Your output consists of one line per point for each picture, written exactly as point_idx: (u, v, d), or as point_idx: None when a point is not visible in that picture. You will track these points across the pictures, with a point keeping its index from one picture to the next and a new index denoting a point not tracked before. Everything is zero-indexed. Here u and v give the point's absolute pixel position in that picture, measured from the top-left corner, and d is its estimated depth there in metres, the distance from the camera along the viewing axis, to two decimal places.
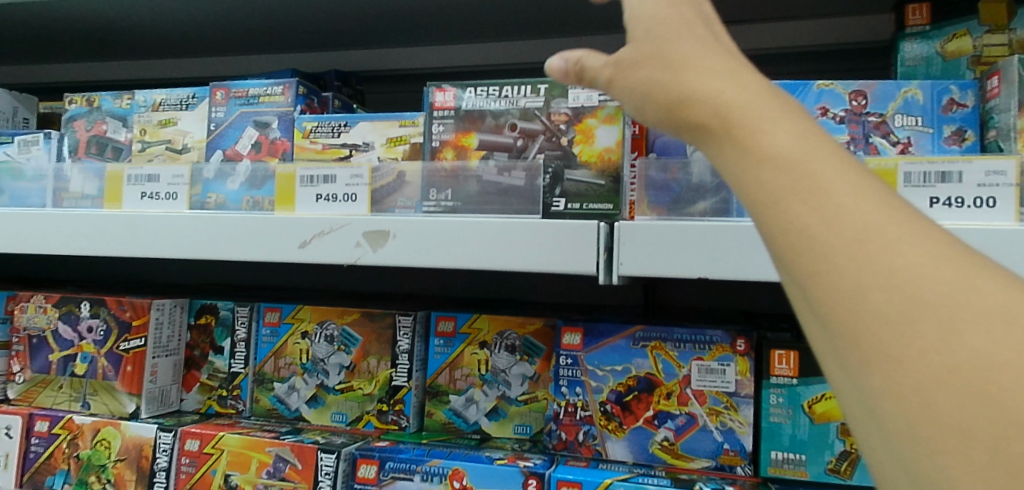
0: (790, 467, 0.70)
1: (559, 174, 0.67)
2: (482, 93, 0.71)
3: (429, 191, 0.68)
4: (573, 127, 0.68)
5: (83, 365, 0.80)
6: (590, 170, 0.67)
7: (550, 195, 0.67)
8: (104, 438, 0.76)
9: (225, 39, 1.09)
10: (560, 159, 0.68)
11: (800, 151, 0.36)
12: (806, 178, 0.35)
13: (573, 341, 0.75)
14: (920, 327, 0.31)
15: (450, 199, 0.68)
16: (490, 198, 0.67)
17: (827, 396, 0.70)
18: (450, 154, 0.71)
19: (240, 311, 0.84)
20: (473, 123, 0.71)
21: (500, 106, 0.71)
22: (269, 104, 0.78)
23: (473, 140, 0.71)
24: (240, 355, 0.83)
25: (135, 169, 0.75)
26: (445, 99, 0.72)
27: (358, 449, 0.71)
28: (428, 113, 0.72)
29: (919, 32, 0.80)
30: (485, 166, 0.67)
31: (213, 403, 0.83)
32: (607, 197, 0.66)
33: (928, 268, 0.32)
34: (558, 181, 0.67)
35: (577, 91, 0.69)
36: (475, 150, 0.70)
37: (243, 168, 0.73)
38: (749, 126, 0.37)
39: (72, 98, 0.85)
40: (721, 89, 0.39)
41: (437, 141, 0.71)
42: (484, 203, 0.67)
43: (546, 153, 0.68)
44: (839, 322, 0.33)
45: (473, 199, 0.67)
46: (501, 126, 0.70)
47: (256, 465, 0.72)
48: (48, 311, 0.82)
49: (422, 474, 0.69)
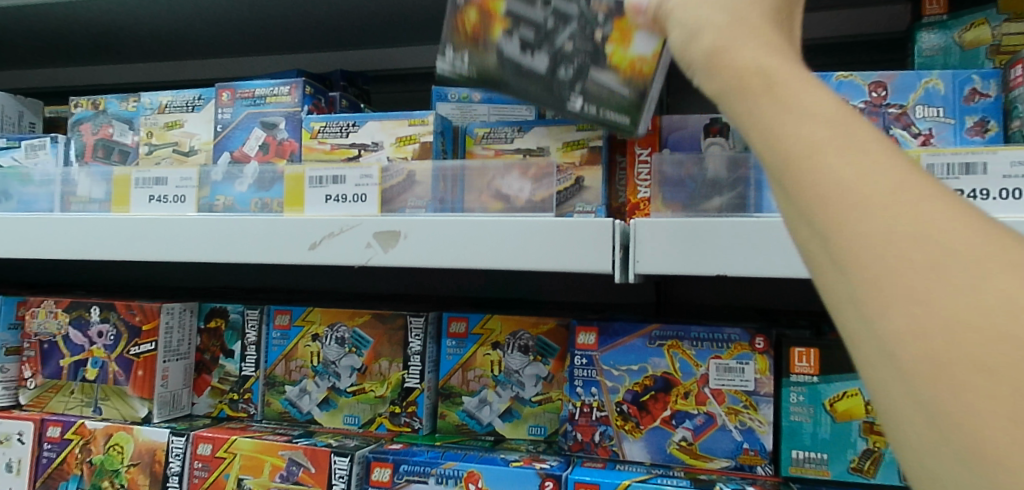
0: (811, 466, 0.68)
1: (586, 68, 0.55)
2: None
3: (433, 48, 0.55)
4: (612, 21, 0.53)
5: (94, 370, 0.79)
6: (618, 76, 0.55)
7: (565, 87, 0.55)
8: (116, 443, 0.76)
9: (230, 40, 1.09)
10: (590, 55, 0.54)
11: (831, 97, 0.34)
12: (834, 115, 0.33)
13: (588, 341, 0.74)
14: (942, 263, 0.28)
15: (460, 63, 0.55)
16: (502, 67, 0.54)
17: (848, 394, 0.68)
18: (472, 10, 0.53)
19: (250, 314, 0.83)
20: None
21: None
22: (276, 105, 0.77)
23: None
24: (250, 359, 0.82)
25: (142, 172, 0.74)
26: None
27: (372, 452, 0.70)
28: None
29: (936, 21, 0.78)
30: (507, 40, 0.54)
31: (224, 407, 0.82)
32: (630, 110, 0.57)
33: (959, 214, 0.29)
34: (582, 76, 0.55)
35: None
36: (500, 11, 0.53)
37: (252, 170, 0.72)
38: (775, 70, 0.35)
39: (78, 102, 0.84)
40: (752, 40, 0.37)
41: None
42: (494, 78, 0.54)
43: (576, 41, 0.54)
44: (846, 256, 0.30)
45: (480, 68, 0.54)
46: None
47: (269, 469, 0.72)
48: (57, 316, 0.82)
49: (437, 477, 0.68)
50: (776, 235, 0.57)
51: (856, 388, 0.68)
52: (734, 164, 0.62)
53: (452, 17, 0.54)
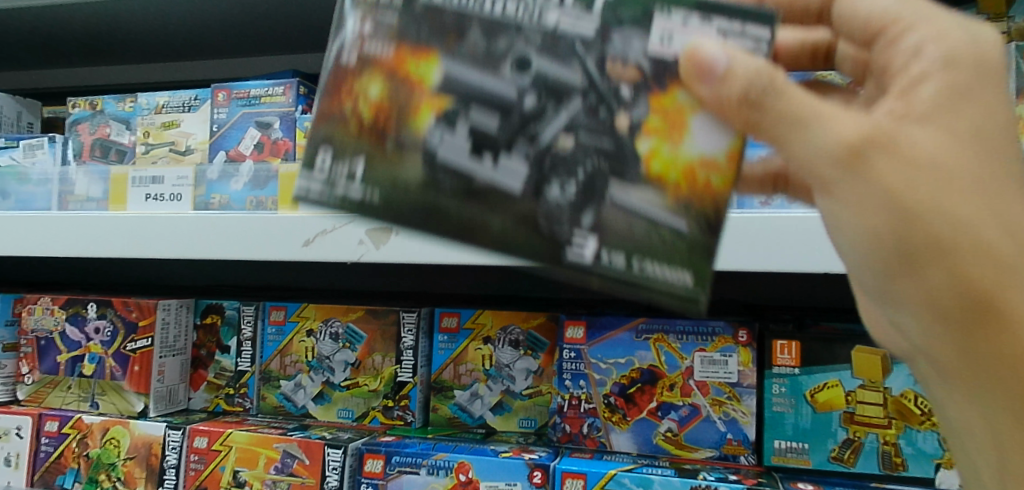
0: (793, 456, 0.70)
1: (593, 187, 0.42)
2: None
3: (322, 146, 0.44)
4: None
5: (91, 365, 0.81)
6: (664, 196, 0.42)
7: (559, 220, 0.42)
8: (113, 437, 0.77)
9: (227, 41, 1.10)
10: (607, 159, 0.42)
11: (964, 190, 0.37)
12: (961, 217, 0.37)
13: (576, 335, 0.75)
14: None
15: (360, 181, 0.43)
16: (440, 175, 0.43)
17: (829, 385, 0.70)
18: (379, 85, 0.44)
19: (245, 310, 0.84)
20: (432, 23, 0.44)
21: (499, 13, 0.43)
22: (270, 104, 0.78)
23: (433, 69, 0.43)
24: (246, 354, 0.84)
25: (139, 171, 0.75)
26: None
27: (365, 444, 0.72)
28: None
29: None
30: (449, 133, 0.43)
31: (220, 401, 0.84)
32: (686, 262, 0.41)
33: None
34: (590, 201, 0.42)
35: (660, 20, 0.42)
36: (431, 91, 0.43)
37: (247, 169, 0.73)
38: (911, 183, 0.37)
39: (75, 102, 0.86)
40: (907, 185, 0.38)
41: (355, 50, 0.44)
42: (428, 206, 0.43)
43: (576, 137, 0.42)
44: (947, 368, 0.40)
45: (405, 199, 0.43)
46: (490, 55, 0.43)
47: (264, 461, 0.73)
48: (54, 313, 0.83)
49: (428, 468, 0.70)
50: (754, 229, 0.59)
51: (836, 380, 0.70)
52: None
53: (339, 118, 0.44)
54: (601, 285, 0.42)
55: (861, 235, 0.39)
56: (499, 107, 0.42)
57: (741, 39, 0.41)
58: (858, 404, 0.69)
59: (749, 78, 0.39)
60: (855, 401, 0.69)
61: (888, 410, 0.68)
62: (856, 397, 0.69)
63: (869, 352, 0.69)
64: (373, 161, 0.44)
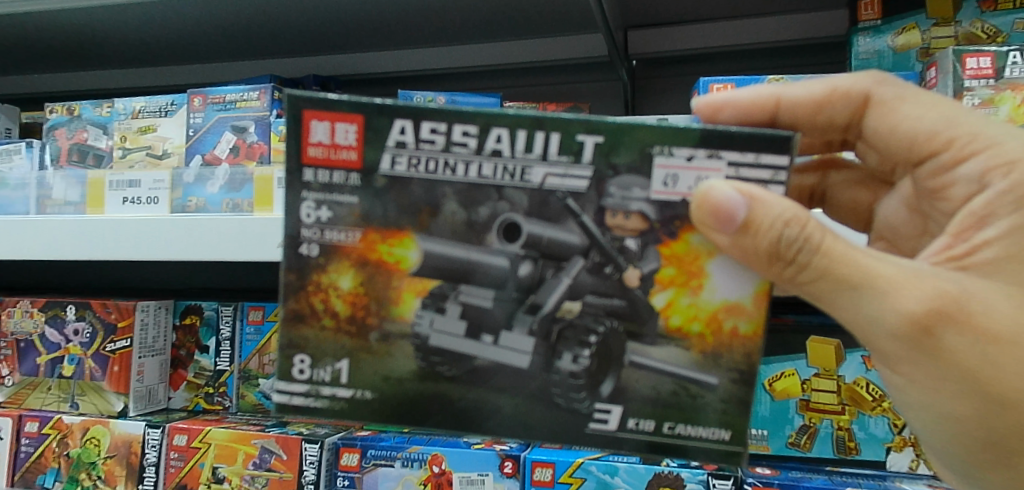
0: (752, 443, 0.74)
1: (609, 353, 0.49)
2: (423, 137, 0.47)
3: (294, 351, 0.51)
4: None
5: (71, 366, 0.82)
6: (691, 352, 0.48)
7: (576, 392, 0.49)
8: (93, 437, 0.79)
9: (204, 46, 1.12)
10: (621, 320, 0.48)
11: (999, 328, 0.47)
12: (990, 353, 0.47)
13: None
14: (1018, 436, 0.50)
15: (344, 383, 0.50)
16: (435, 366, 0.50)
17: (786, 374, 0.74)
18: (349, 277, 0.49)
19: (224, 311, 0.86)
20: (401, 200, 0.48)
21: (476, 176, 0.47)
22: (245, 109, 0.80)
23: (411, 250, 0.48)
24: (224, 354, 0.85)
25: (116, 174, 0.77)
26: (345, 139, 0.48)
27: (341, 438, 0.74)
28: (301, 163, 0.48)
29: (872, 26, 0.84)
30: (440, 315, 0.49)
31: (199, 401, 0.86)
32: (717, 421, 0.49)
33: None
34: (608, 366, 0.49)
35: (663, 160, 0.47)
36: (410, 275, 0.49)
37: (223, 171, 0.75)
38: (946, 328, 0.47)
39: (52, 108, 0.87)
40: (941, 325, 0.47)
41: (316, 242, 0.49)
42: (405, 402, 0.50)
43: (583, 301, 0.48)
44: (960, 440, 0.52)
45: (398, 393, 0.50)
46: (473, 226, 0.48)
47: (243, 457, 0.75)
48: (34, 315, 0.84)
49: (402, 461, 0.72)
50: None
51: (792, 369, 0.73)
52: None
53: (308, 317, 0.50)
54: (632, 448, 0.50)
55: (900, 364, 0.49)
56: (493, 280, 0.48)
57: (755, 168, 0.47)
58: (813, 392, 0.73)
59: (773, 232, 0.46)
60: (811, 389, 0.73)
61: (841, 397, 0.72)
62: (811, 385, 0.73)
63: (822, 341, 0.73)
64: (357, 361, 0.50)
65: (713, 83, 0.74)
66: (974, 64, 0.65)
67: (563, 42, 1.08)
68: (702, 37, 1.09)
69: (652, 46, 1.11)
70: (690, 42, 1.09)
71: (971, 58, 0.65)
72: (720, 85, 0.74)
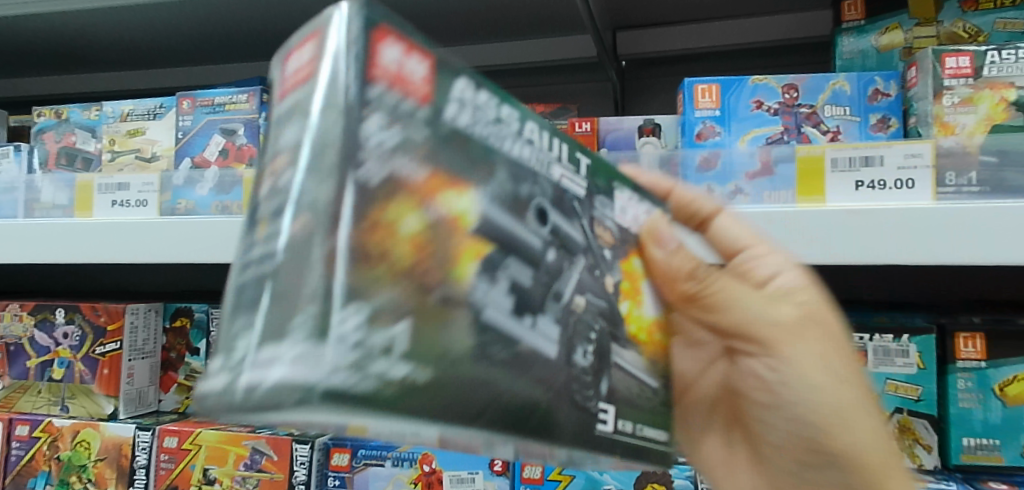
0: None
1: (604, 352, 0.42)
2: (478, 104, 0.35)
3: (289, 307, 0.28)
4: None
5: (60, 369, 0.82)
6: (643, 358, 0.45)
7: (588, 390, 0.40)
8: (84, 439, 0.79)
9: (193, 49, 1.12)
10: (604, 317, 0.42)
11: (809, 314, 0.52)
12: (808, 336, 0.51)
13: None
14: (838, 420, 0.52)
15: (403, 354, 0.29)
16: (489, 345, 0.33)
17: None
18: (414, 219, 0.31)
19: (214, 313, 0.86)
20: (464, 154, 0.33)
21: (519, 156, 0.36)
22: (234, 112, 0.80)
23: (470, 203, 0.33)
24: (215, 356, 0.85)
25: (105, 177, 0.77)
26: (415, 74, 0.32)
27: (331, 438, 0.75)
28: (369, 75, 0.30)
29: (855, 26, 0.86)
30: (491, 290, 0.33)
31: (190, 403, 0.86)
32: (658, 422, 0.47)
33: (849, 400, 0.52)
34: (605, 361, 0.42)
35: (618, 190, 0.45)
36: (470, 230, 0.33)
37: (212, 174, 0.75)
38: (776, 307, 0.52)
39: (40, 111, 0.87)
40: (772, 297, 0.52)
41: (382, 167, 0.30)
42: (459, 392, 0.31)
43: (586, 299, 0.41)
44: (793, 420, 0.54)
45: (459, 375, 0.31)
46: (518, 199, 0.36)
47: (234, 458, 0.75)
48: (23, 319, 0.84)
49: (393, 460, 0.72)
50: None
51: None
52: (664, 160, 0.69)
53: (367, 257, 0.28)
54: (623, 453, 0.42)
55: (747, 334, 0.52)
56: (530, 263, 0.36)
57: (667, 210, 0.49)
58: None
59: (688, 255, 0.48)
60: None
61: None
62: None
63: None
64: (421, 322, 0.30)
65: (697, 84, 0.75)
66: (953, 64, 0.66)
67: (552, 43, 1.09)
68: (690, 38, 1.09)
69: (641, 47, 1.12)
70: (678, 42, 1.10)
71: (951, 57, 0.66)
72: (704, 86, 0.75)
